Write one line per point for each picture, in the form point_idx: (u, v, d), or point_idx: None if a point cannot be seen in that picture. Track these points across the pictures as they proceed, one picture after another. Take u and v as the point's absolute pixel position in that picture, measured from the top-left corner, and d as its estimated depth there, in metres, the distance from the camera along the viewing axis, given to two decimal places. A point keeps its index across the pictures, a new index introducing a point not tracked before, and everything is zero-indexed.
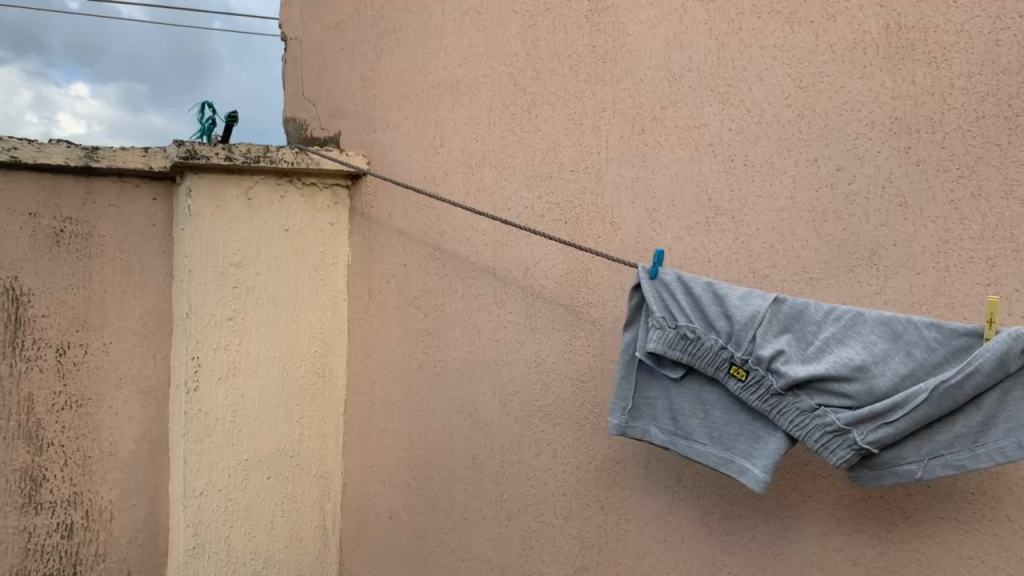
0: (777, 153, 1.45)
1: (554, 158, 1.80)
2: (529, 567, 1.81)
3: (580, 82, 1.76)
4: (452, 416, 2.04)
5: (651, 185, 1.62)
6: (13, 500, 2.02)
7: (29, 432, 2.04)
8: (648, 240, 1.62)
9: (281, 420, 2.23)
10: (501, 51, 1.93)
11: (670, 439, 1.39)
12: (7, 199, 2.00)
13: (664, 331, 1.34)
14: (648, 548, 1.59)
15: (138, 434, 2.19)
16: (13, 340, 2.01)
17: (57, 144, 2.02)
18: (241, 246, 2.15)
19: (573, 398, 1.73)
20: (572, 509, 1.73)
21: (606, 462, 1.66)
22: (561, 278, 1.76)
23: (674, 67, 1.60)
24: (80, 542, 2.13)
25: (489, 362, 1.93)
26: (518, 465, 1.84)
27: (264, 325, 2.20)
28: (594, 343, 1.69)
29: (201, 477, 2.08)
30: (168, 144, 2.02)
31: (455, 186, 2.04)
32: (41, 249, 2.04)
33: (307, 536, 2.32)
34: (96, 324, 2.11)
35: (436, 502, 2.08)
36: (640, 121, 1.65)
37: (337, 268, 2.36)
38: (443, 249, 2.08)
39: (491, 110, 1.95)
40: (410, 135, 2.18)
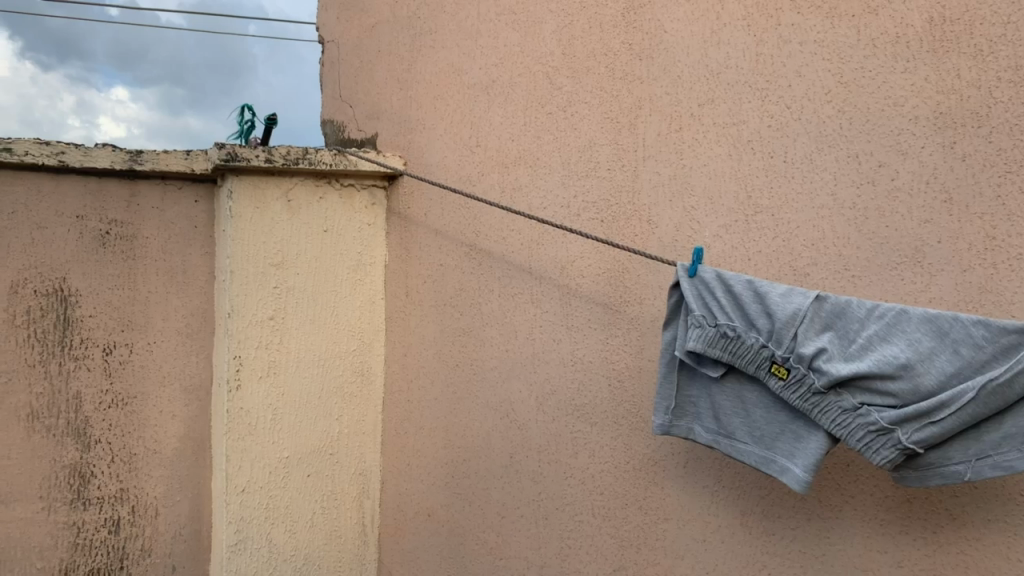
0: (817, 149, 1.43)
1: (591, 156, 1.80)
2: (567, 567, 1.81)
3: (617, 80, 1.75)
4: (489, 415, 2.05)
5: (690, 183, 1.61)
6: (62, 495, 2.08)
7: (78, 430, 2.10)
8: (687, 239, 1.61)
9: (321, 418, 2.26)
10: (537, 50, 1.93)
11: (713, 437, 1.39)
12: (55, 203, 2.06)
13: (704, 330, 1.34)
14: (687, 548, 1.58)
15: (181, 431, 2.23)
16: (61, 340, 2.07)
17: (103, 148, 2.07)
18: (281, 246, 2.18)
19: (611, 397, 1.72)
20: (610, 509, 1.72)
21: (644, 461, 1.66)
22: (598, 277, 1.76)
23: (712, 64, 1.59)
24: (126, 537, 2.17)
25: (527, 360, 1.94)
26: (556, 464, 1.84)
27: (304, 324, 2.23)
28: (631, 342, 1.68)
29: (243, 473, 2.12)
30: (211, 147, 2.06)
31: (492, 186, 2.04)
32: (87, 251, 2.10)
33: (346, 533, 2.34)
34: (141, 324, 2.16)
35: (473, 500, 2.09)
36: (678, 118, 1.64)
37: (374, 268, 2.38)
38: (480, 248, 2.09)
39: (527, 109, 1.96)
40: (447, 135, 2.20)
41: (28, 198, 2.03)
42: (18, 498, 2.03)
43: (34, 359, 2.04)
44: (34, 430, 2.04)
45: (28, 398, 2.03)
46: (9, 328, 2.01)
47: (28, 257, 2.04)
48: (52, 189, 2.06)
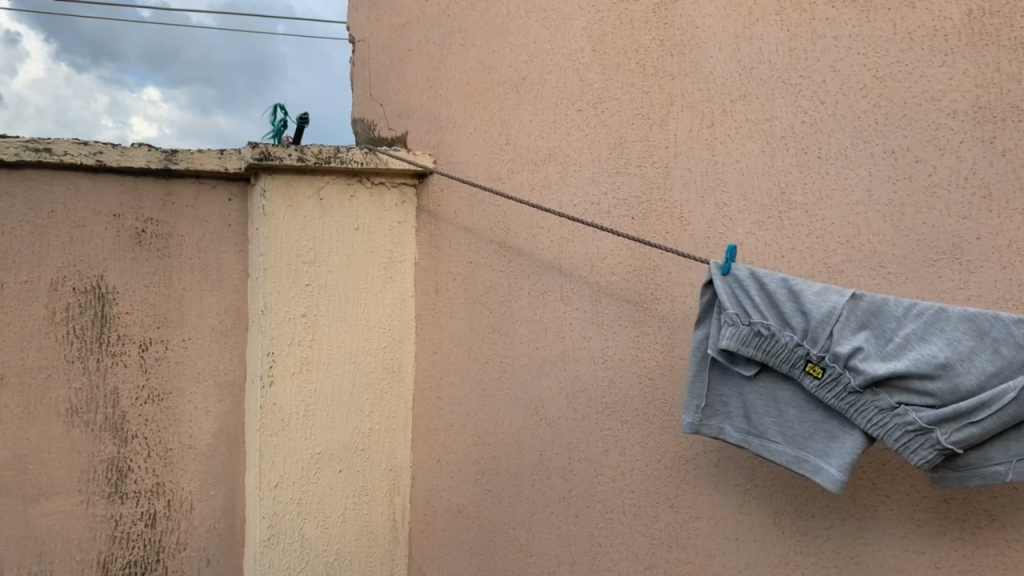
0: (852, 145, 1.41)
1: (621, 153, 1.79)
2: (598, 565, 1.81)
3: (648, 77, 1.74)
4: (519, 412, 2.05)
5: (722, 179, 1.60)
6: (100, 489, 2.12)
7: (115, 425, 2.13)
8: (719, 236, 1.60)
9: (352, 415, 2.28)
10: (567, 46, 1.93)
11: (744, 437, 1.38)
12: (93, 202, 2.10)
13: (738, 328, 1.33)
14: (719, 547, 1.57)
15: (215, 427, 2.26)
16: (99, 336, 2.11)
17: (139, 147, 2.11)
18: (313, 244, 2.20)
19: (642, 396, 1.71)
20: (641, 507, 1.72)
21: (675, 460, 1.65)
22: (628, 274, 1.75)
23: (745, 60, 1.57)
24: (162, 531, 2.21)
25: (556, 358, 1.93)
26: (587, 462, 1.84)
27: (336, 321, 2.25)
28: (662, 340, 1.67)
29: (276, 469, 2.14)
30: (245, 146, 2.09)
31: (522, 183, 2.05)
32: (124, 249, 2.13)
33: (377, 529, 2.36)
34: (176, 321, 2.20)
35: (503, 497, 2.10)
36: (710, 115, 1.63)
37: (405, 266, 2.39)
38: (509, 246, 2.09)
39: (557, 106, 1.95)
40: (476, 133, 2.20)
41: (67, 197, 2.07)
42: (58, 491, 2.08)
43: (73, 355, 2.08)
44: (73, 425, 2.08)
45: (67, 393, 2.07)
46: (49, 325, 2.05)
47: (67, 255, 2.07)
48: (90, 188, 2.09)
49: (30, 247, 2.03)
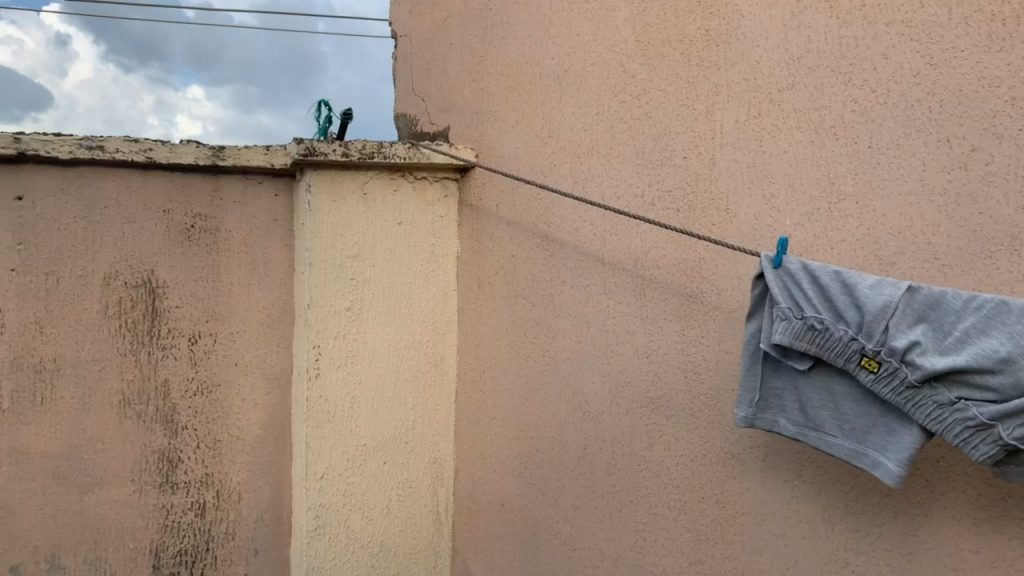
0: (905, 134, 1.36)
1: (666, 145, 1.77)
2: (643, 560, 1.80)
3: (693, 67, 1.72)
4: (562, 406, 2.04)
5: (769, 170, 1.57)
6: (152, 478, 2.23)
7: (165, 416, 2.23)
8: (767, 227, 1.57)
9: (396, 408, 2.32)
10: (611, 37, 1.92)
11: (800, 430, 1.36)
12: (143, 198, 2.18)
13: (790, 322, 1.31)
14: (765, 543, 1.54)
15: (263, 419, 2.35)
16: (150, 330, 2.20)
17: (188, 144, 2.19)
18: (358, 239, 2.24)
19: (687, 390, 1.70)
20: (686, 502, 1.70)
21: (721, 455, 1.63)
22: (673, 267, 1.73)
23: (793, 48, 1.53)
24: (212, 520, 2.31)
25: (600, 352, 1.93)
26: (631, 457, 1.83)
27: (380, 315, 2.28)
28: (709, 334, 1.65)
29: (322, 460, 2.20)
30: (291, 142, 2.13)
31: (564, 176, 2.04)
32: (174, 244, 2.21)
33: (421, 520, 2.40)
34: (224, 315, 2.28)
35: (546, 491, 2.10)
36: (757, 105, 1.59)
37: (447, 260, 2.42)
38: (552, 239, 2.08)
39: (600, 99, 1.94)
40: (519, 127, 2.20)
41: (119, 194, 2.15)
42: (112, 481, 2.19)
43: (125, 349, 2.17)
44: (126, 416, 2.18)
45: (120, 385, 2.17)
46: (103, 318, 2.14)
47: (119, 250, 2.16)
48: (140, 184, 2.17)
49: (83, 243, 2.12)
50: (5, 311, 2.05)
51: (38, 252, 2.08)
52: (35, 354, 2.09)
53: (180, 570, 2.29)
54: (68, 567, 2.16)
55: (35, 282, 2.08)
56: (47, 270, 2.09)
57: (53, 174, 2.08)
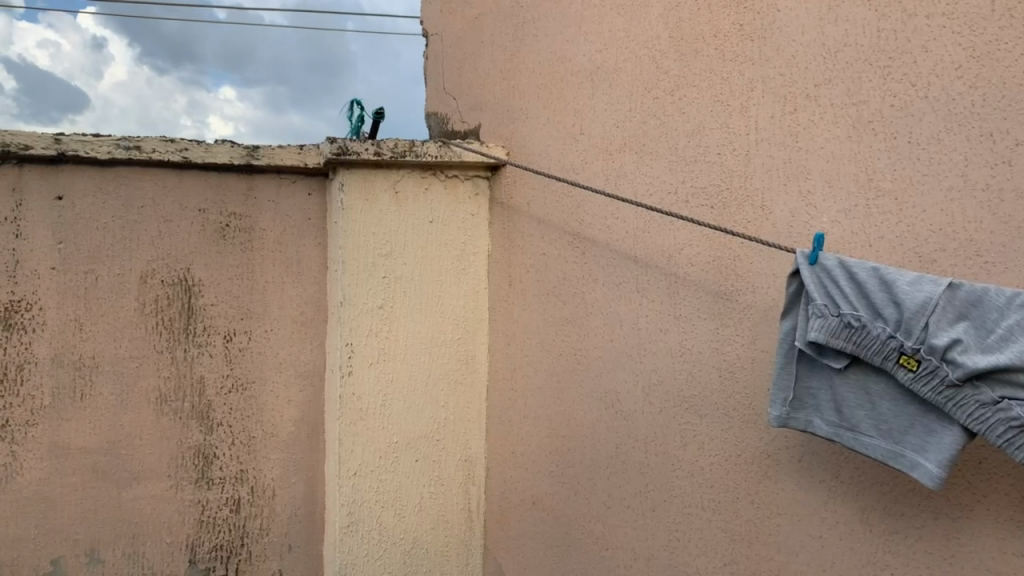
0: (946, 128, 1.32)
1: (699, 141, 1.75)
2: (676, 560, 1.78)
3: (727, 62, 1.69)
4: (594, 405, 2.03)
5: (805, 166, 1.53)
6: (188, 474, 2.27)
7: (201, 413, 2.27)
8: (803, 225, 1.53)
9: (428, 406, 2.34)
10: (643, 34, 1.90)
11: (834, 431, 1.34)
12: (179, 198, 2.24)
13: (826, 320, 1.29)
14: (802, 544, 1.51)
15: (296, 416, 2.37)
16: (186, 328, 2.25)
17: (223, 144, 2.24)
18: (389, 238, 2.27)
19: (721, 390, 1.68)
20: (720, 502, 1.68)
21: (756, 455, 1.61)
22: (707, 264, 1.71)
23: (830, 42, 1.49)
24: (247, 516, 2.34)
25: (632, 350, 1.91)
26: (665, 456, 1.81)
27: (412, 314, 2.31)
28: (743, 332, 1.63)
29: (355, 457, 2.23)
30: (324, 141, 2.17)
31: (596, 173, 2.03)
32: (209, 243, 2.27)
33: (453, 518, 2.41)
34: (259, 313, 2.32)
35: (578, 490, 2.09)
36: (792, 99, 1.56)
37: (478, 258, 2.43)
38: (583, 237, 2.07)
39: (633, 95, 1.93)
40: (551, 124, 2.19)
41: (155, 194, 2.22)
42: (149, 476, 2.24)
43: (162, 346, 2.22)
44: (163, 413, 2.23)
45: (157, 382, 2.22)
46: (140, 316, 2.20)
47: (156, 250, 2.22)
48: (176, 184, 2.23)
49: (121, 242, 2.18)
50: (46, 309, 2.13)
51: (77, 251, 2.15)
52: (75, 351, 2.15)
53: (216, 565, 2.32)
54: (107, 560, 2.22)
55: (75, 280, 2.15)
56: (86, 268, 2.15)
57: (92, 174, 2.16)
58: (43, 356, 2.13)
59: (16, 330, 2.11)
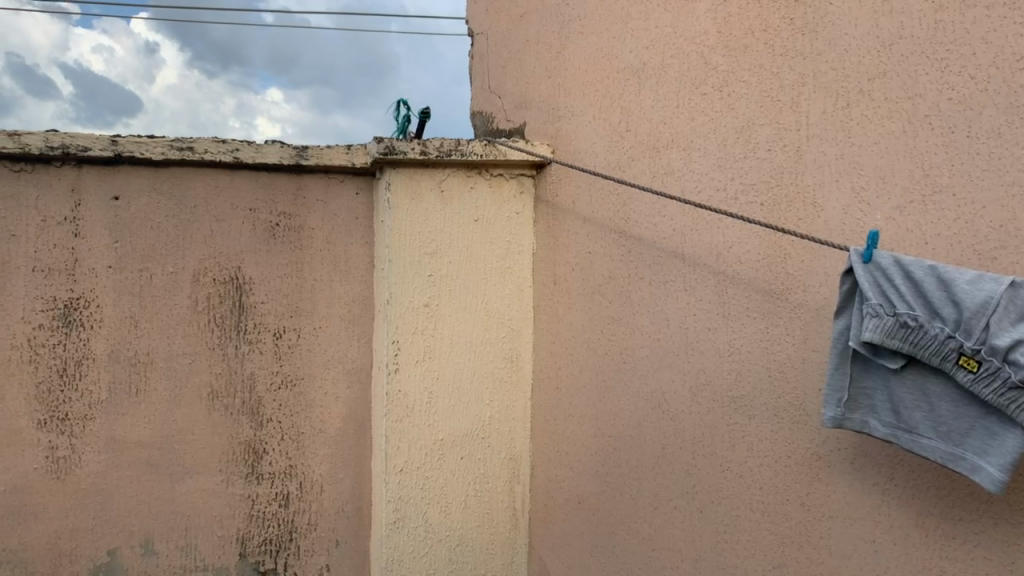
0: (1007, 122, 1.26)
1: (749, 138, 1.72)
2: (724, 562, 1.76)
3: (777, 57, 1.66)
4: (640, 405, 2.02)
5: (859, 162, 1.49)
6: (238, 469, 2.31)
7: (251, 409, 2.31)
8: (856, 222, 1.49)
9: (473, 404, 2.36)
10: (691, 30, 1.88)
11: (891, 432, 1.31)
12: (230, 197, 2.29)
13: (882, 319, 1.26)
14: (854, 548, 1.47)
15: (344, 413, 2.40)
16: (237, 325, 2.30)
17: (273, 144, 2.28)
18: (435, 236, 2.30)
19: (772, 390, 1.65)
20: (770, 504, 1.65)
21: (807, 457, 1.57)
22: (757, 262, 1.68)
23: (884, 35, 1.45)
24: (295, 511, 2.37)
25: (679, 350, 1.89)
26: (713, 457, 1.79)
27: (457, 312, 2.33)
28: (794, 332, 1.60)
29: (401, 454, 2.27)
30: (371, 141, 2.21)
31: (643, 171, 2.01)
32: (259, 242, 2.31)
33: (498, 516, 2.42)
34: (307, 310, 2.35)
35: (624, 490, 2.07)
36: (845, 94, 1.52)
37: (523, 256, 2.43)
38: (630, 235, 2.06)
39: (680, 92, 1.91)
40: (596, 122, 2.18)
41: (208, 194, 2.27)
42: (200, 470, 2.29)
43: (214, 342, 2.28)
44: (214, 408, 2.28)
45: (209, 378, 2.28)
46: (193, 313, 2.26)
47: (209, 248, 2.28)
48: (228, 183, 2.29)
49: (175, 241, 2.25)
50: (103, 306, 2.21)
51: (132, 250, 2.22)
52: (130, 347, 2.23)
53: (266, 559, 2.36)
54: (161, 552, 2.28)
55: (131, 278, 2.22)
56: (141, 267, 2.23)
57: (147, 175, 2.23)
58: (101, 352, 2.21)
59: (75, 327, 2.19)
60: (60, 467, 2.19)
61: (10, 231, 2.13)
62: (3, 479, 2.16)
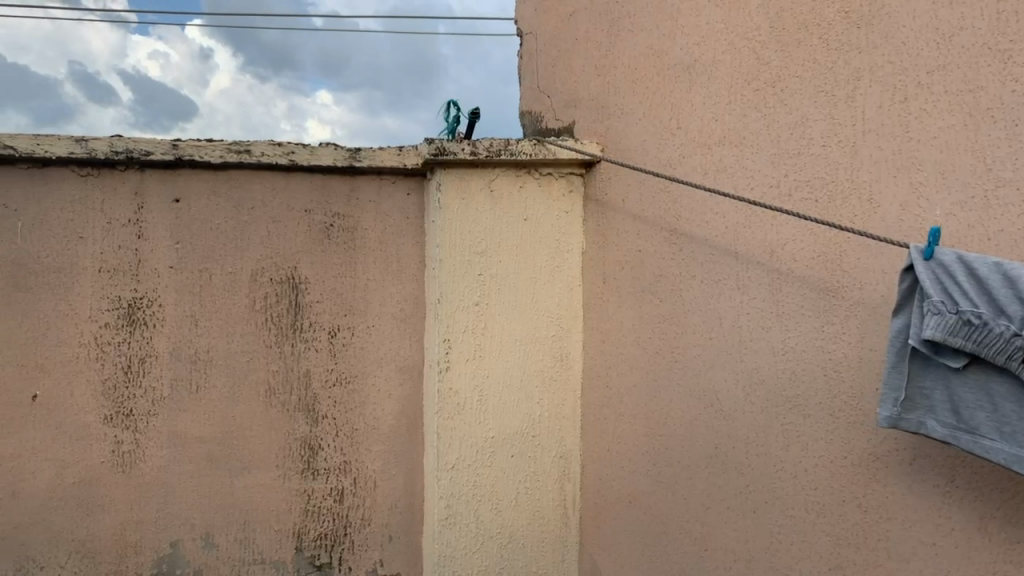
0: None
1: (803, 133, 1.70)
2: (779, 564, 1.74)
3: (832, 51, 1.63)
4: (692, 403, 2.01)
5: (917, 157, 1.46)
6: (295, 465, 2.37)
7: (307, 405, 2.36)
8: (915, 219, 1.46)
9: (523, 402, 2.38)
10: (744, 25, 1.86)
11: (951, 433, 1.27)
12: (287, 199, 2.35)
13: (943, 317, 1.23)
14: (913, 551, 1.44)
15: (396, 410, 2.43)
16: (293, 323, 2.35)
17: (327, 147, 2.33)
18: (485, 236, 2.33)
19: (827, 388, 1.63)
20: (826, 505, 1.62)
21: (863, 457, 1.54)
22: (812, 260, 1.66)
23: (944, 26, 1.42)
24: (349, 506, 2.42)
25: (732, 348, 1.88)
26: (767, 457, 1.77)
27: (507, 311, 2.36)
28: (850, 330, 1.57)
29: (453, 451, 2.31)
30: (423, 143, 2.27)
31: (694, 169, 2.00)
32: (315, 242, 2.36)
33: (549, 514, 2.43)
34: (361, 309, 2.39)
35: (676, 490, 2.06)
36: (902, 88, 1.49)
37: (573, 255, 2.43)
38: (681, 232, 2.05)
39: (732, 88, 1.89)
40: (647, 120, 2.18)
41: (265, 195, 2.33)
42: (258, 465, 2.34)
43: (271, 341, 2.34)
44: (272, 405, 2.34)
45: (267, 375, 2.33)
46: (250, 312, 2.32)
47: (265, 249, 2.33)
48: (284, 185, 2.34)
49: (233, 242, 2.32)
50: (165, 305, 2.29)
51: (193, 250, 2.30)
52: (191, 345, 2.30)
53: (321, 553, 2.41)
54: (220, 545, 2.34)
55: (191, 278, 2.30)
56: (201, 267, 2.30)
57: (206, 178, 2.30)
58: (162, 350, 2.29)
59: (138, 325, 2.27)
60: (125, 461, 2.28)
61: (78, 233, 2.24)
62: (73, 471, 2.26)
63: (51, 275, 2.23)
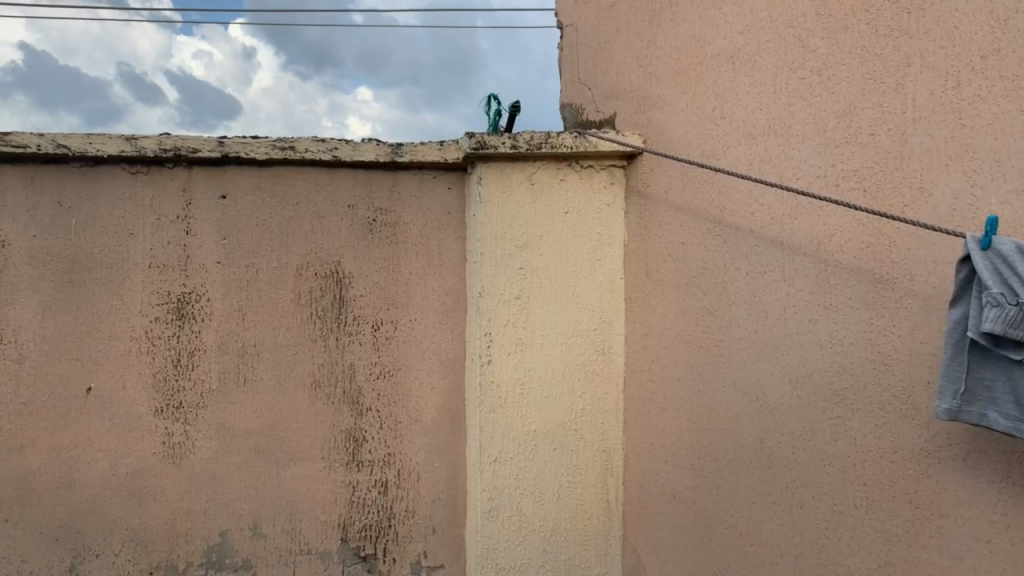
0: None
1: (851, 122, 1.66)
2: (827, 560, 1.71)
3: (881, 37, 1.60)
4: (737, 397, 1.98)
5: (971, 144, 1.42)
6: (340, 457, 2.40)
7: (352, 398, 2.39)
8: (968, 208, 1.42)
9: (565, 395, 2.38)
10: (789, 12, 1.82)
11: (1014, 425, 1.24)
12: (330, 195, 2.37)
13: (1003, 309, 1.19)
14: (968, 548, 1.41)
15: (439, 403, 2.45)
16: (338, 317, 2.38)
17: (369, 143, 2.35)
18: (526, 230, 2.33)
19: (876, 383, 1.59)
20: (876, 501, 1.59)
21: (914, 452, 1.51)
22: (860, 251, 1.63)
23: (999, 9, 1.37)
24: (393, 498, 2.44)
25: (778, 341, 1.85)
26: (814, 452, 1.75)
27: (549, 305, 2.35)
28: (900, 322, 1.54)
29: (495, 444, 2.32)
30: (463, 137, 2.28)
31: (738, 159, 1.97)
32: (357, 237, 2.38)
33: (592, 508, 2.42)
34: (404, 303, 2.41)
35: (720, 484, 2.04)
36: (955, 74, 1.45)
37: (615, 248, 2.42)
38: (725, 224, 2.02)
39: (777, 77, 1.86)
40: (690, 110, 2.15)
41: (308, 192, 2.36)
42: (304, 457, 2.38)
43: (316, 334, 2.37)
44: (317, 397, 2.38)
45: (312, 368, 2.37)
46: (296, 306, 2.36)
47: (310, 244, 2.37)
48: (327, 181, 2.37)
49: (278, 238, 2.35)
50: (212, 300, 2.33)
51: (239, 246, 2.34)
52: (237, 339, 2.34)
53: (366, 545, 2.43)
54: (268, 535, 2.38)
55: (238, 273, 2.34)
56: (247, 262, 2.34)
57: (251, 174, 2.34)
58: (210, 344, 2.33)
59: (187, 319, 2.32)
60: (176, 452, 2.33)
61: (129, 230, 2.30)
62: (126, 462, 2.32)
63: (104, 271, 2.29)
